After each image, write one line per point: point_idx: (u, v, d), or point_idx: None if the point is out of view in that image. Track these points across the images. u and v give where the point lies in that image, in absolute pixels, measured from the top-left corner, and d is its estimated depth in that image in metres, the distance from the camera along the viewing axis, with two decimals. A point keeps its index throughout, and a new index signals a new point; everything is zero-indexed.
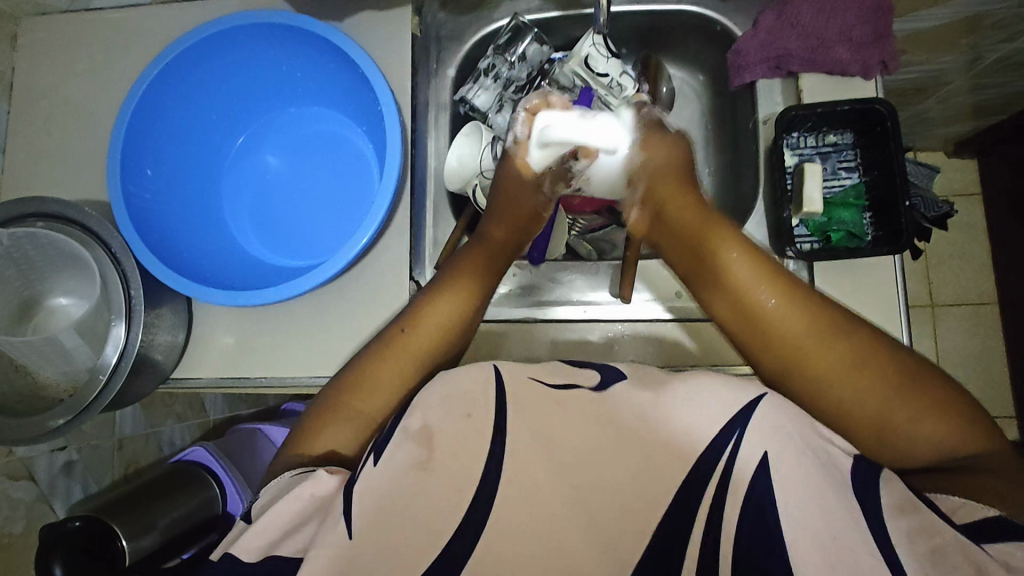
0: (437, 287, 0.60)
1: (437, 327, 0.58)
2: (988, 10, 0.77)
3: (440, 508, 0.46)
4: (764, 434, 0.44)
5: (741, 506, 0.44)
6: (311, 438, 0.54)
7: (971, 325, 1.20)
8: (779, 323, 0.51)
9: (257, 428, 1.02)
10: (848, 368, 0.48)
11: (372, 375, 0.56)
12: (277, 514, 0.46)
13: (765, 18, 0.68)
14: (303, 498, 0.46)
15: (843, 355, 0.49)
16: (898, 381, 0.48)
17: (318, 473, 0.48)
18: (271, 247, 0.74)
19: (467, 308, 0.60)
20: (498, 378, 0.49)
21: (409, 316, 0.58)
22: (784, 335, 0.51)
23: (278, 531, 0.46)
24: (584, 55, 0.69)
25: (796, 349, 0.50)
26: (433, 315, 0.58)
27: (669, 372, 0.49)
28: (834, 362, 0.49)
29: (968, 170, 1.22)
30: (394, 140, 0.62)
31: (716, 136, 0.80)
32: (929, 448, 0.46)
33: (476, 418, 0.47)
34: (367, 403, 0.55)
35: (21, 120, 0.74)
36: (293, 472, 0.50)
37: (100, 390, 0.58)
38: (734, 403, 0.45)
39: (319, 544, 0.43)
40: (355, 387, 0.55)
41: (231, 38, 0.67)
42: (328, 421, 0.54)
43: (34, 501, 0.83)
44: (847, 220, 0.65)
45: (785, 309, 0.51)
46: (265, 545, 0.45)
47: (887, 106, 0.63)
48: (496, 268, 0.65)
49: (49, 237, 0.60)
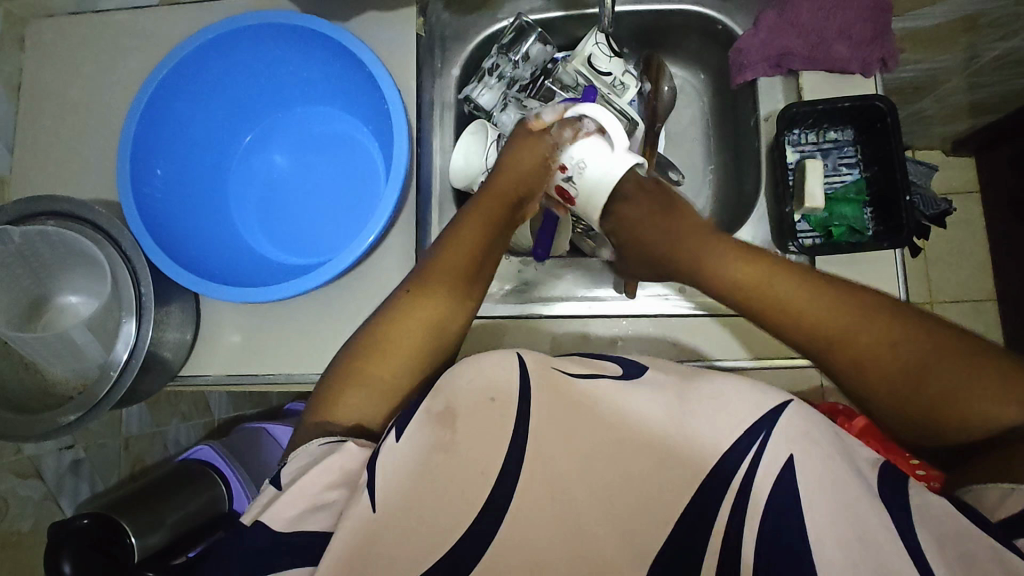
0: (419, 290, 0.58)
1: (427, 325, 0.57)
2: (985, 8, 0.79)
3: (452, 500, 0.46)
4: (789, 437, 0.45)
5: (748, 496, 0.44)
6: (330, 407, 0.54)
7: (970, 321, 1.21)
8: (814, 311, 0.50)
9: (262, 427, 1.03)
10: (894, 351, 0.48)
11: (384, 345, 0.56)
12: (307, 483, 0.47)
13: (765, 16, 0.69)
14: (332, 470, 0.48)
15: (888, 338, 0.48)
16: (952, 353, 0.47)
17: (348, 445, 0.49)
18: (278, 247, 0.75)
19: (452, 305, 0.58)
20: (520, 366, 0.48)
21: (400, 307, 0.57)
22: (822, 322, 0.50)
23: (306, 505, 0.47)
24: (587, 55, 0.71)
25: (842, 336, 0.49)
26: (423, 312, 0.57)
27: (690, 377, 0.50)
28: (879, 343, 0.49)
29: (966, 168, 1.23)
30: (401, 138, 0.63)
31: (718, 135, 0.81)
32: (990, 424, 0.45)
33: (500, 401, 0.48)
34: (385, 376, 0.55)
35: (29, 120, 0.75)
36: (321, 442, 0.51)
37: (110, 386, 0.58)
38: (757, 405, 0.46)
39: (347, 516, 0.45)
40: (367, 357, 0.55)
41: (241, 38, 0.67)
42: (344, 389, 0.55)
43: (42, 499, 0.84)
44: (847, 215, 0.67)
45: (816, 300, 0.51)
46: (296, 515, 0.46)
47: (886, 102, 0.64)
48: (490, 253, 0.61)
49: (60, 236, 0.61)
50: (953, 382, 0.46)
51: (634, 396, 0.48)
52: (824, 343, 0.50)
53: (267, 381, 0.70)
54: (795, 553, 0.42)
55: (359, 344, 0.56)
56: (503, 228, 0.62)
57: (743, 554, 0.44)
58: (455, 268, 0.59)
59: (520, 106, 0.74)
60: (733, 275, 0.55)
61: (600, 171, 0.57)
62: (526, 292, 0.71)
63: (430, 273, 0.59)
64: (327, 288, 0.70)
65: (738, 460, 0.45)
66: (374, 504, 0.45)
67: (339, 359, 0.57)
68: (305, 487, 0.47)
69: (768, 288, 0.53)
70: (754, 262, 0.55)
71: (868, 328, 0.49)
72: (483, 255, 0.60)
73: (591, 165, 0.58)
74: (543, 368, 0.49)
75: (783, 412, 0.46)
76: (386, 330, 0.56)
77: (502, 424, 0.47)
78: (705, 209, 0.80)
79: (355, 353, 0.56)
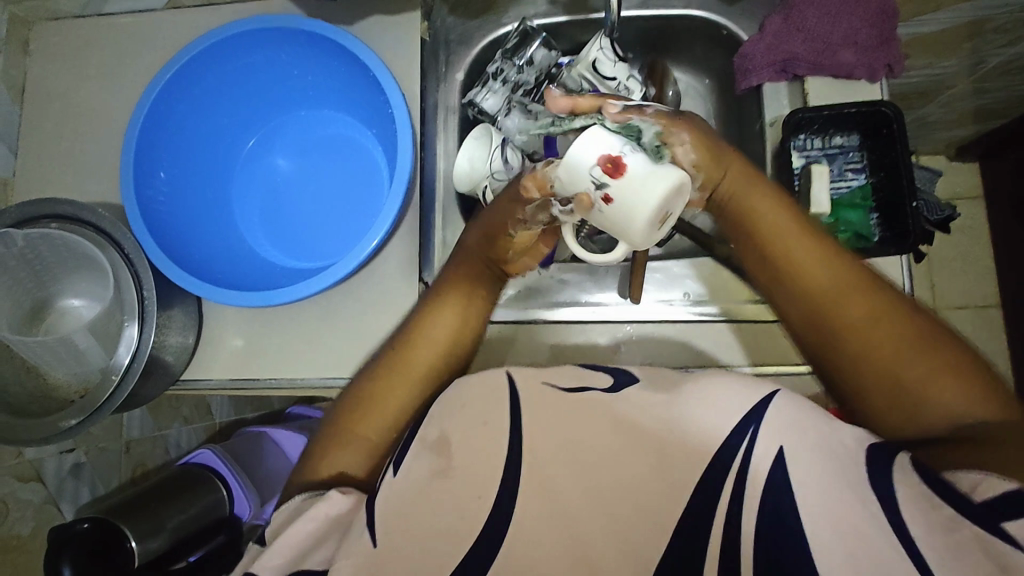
0: (406, 333, 0.58)
1: (438, 334, 0.58)
2: (991, 14, 0.78)
3: (455, 505, 0.46)
4: (780, 427, 0.45)
5: (753, 501, 0.44)
6: (320, 460, 0.54)
7: (974, 327, 1.21)
8: (807, 268, 0.52)
9: (263, 432, 1.03)
10: (880, 320, 0.49)
11: (366, 401, 0.55)
12: (294, 533, 0.47)
13: (771, 22, 0.69)
14: (317, 518, 0.48)
15: (867, 307, 0.50)
16: (927, 341, 0.48)
17: (331, 493, 0.49)
18: (281, 250, 0.75)
19: (451, 335, 0.58)
20: (509, 384, 0.50)
21: (381, 365, 0.57)
22: (812, 278, 0.52)
23: (294, 554, 0.47)
24: (591, 60, 0.70)
25: (826, 293, 0.51)
26: (435, 319, 0.58)
27: (685, 375, 0.50)
28: (862, 311, 0.50)
29: (970, 174, 1.23)
30: (405, 142, 0.62)
31: (722, 140, 0.81)
32: (942, 412, 0.47)
33: (494, 422, 0.49)
34: (370, 431, 0.54)
35: (32, 123, 0.75)
36: (305, 494, 0.51)
37: (112, 390, 0.58)
38: (749, 402, 0.46)
39: (344, 555, 0.45)
40: (356, 415, 0.55)
41: (246, 40, 0.67)
42: (332, 447, 0.54)
43: (42, 503, 0.83)
44: (853, 221, 0.66)
45: (812, 257, 0.53)
46: (284, 562, 0.46)
47: (893, 108, 0.64)
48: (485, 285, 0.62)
49: (63, 239, 0.61)
50: (910, 367, 0.48)
51: (629, 403, 0.48)
52: (807, 296, 0.52)
53: (267, 385, 0.69)
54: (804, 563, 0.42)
55: (347, 400, 0.56)
56: (492, 276, 0.62)
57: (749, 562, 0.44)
58: (453, 307, 0.59)
59: (523, 110, 0.73)
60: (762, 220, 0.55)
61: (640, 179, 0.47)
62: (529, 299, 0.70)
63: (441, 286, 0.61)
64: (329, 292, 0.69)
65: (737, 465, 0.45)
66: (376, 540, 0.45)
67: (329, 416, 0.57)
68: (297, 534, 0.47)
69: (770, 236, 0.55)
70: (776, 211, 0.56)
71: (851, 292, 0.50)
72: (479, 282, 0.61)
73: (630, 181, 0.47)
74: (530, 385, 0.50)
75: (769, 406, 0.46)
76: (395, 355, 0.57)
77: (501, 438, 0.48)
78: None
79: (343, 406, 0.56)
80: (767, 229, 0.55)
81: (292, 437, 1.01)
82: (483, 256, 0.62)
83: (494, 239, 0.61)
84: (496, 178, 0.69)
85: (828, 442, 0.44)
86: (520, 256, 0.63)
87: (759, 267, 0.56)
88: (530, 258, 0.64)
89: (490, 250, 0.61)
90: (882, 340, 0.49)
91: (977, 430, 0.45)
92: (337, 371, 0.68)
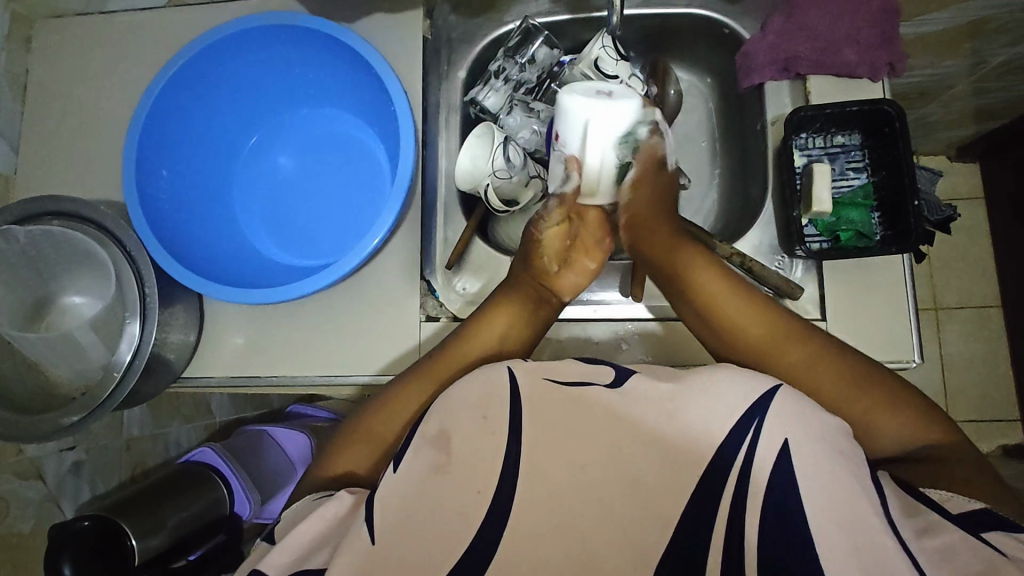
0: (463, 330, 0.60)
1: (491, 342, 0.59)
2: (992, 14, 0.78)
3: (456, 503, 0.46)
4: (782, 419, 0.45)
5: (754, 499, 0.45)
6: (331, 459, 0.55)
7: (974, 327, 1.21)
8: (741, 322, 0.55)
9: (264, 429, 1.04)
10: (810, 368, 0.52)
11: (394, 406, 0.56)
12: (301, 532, 0.47)
13: (773, 21, 0.69)
14: (326, 517, 0.48)
15: (802, 354, 0.53)
16: (860, 374, 0.52)
17: (341, 494, 0.49)
18: (283, 249, 0.75)
19: (505, 335, 0.60)
20: (510, 380, 0.49)
21: (424, 365, 0.58)
22: (747, 332, 0.55)
23: (301, 552, 0.46)
24: (593, 57, 0.69)
25: (766, 341, 0.54)
26: (487, 329, 0.60)
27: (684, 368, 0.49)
28: (797, 359, 0.53)
29: (971, 174, 1.23)
30: (407, 139, 0.62)
31: (723, 139, 0.81)
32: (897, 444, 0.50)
33: (493, 419, 0.48)
34: (385, 428, 0.55)
35: (34, 120, 0.75)
36: (316, 494, 0.52)
37: (114, 387, 0.58)
38: (750, 395, 0.46)
39: (342, 552, 0.44)
40: (378, 413, 0.56)
41: (249, 38, 0.67)
42: (347, 445, 0.55)
43: (43, 501, 0.83)
44: (856, 219, 0.66)
45: (743, 309, 0.56)
46: (292, 561, 0.46)
47: (895, 107, 0.64)
48: (541, 294, 0.63)
49: (65, 236, 0.61)
50: (853, 407, 0.51)
51: (630, 398, 0.48)
52: (747, 347, 0.55)
53: (270, 382, 0.70)
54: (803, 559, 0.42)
55: (379, 399, 0.57)
56: (545, 293, 0.63)
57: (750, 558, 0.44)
58: (508, 310, 0.61)
59: (526, 108, 0.74)
60: (699, 280, 0.58)
61: (609, 129, 0.57)
62: None
63: (496, 295, 0.63)
64: (330, 290, 0.70)
65: (738, 461, 0.45)
66: (373, 537, 0.45)
67: (352, 417, 0.58)
68: (304, 533, 0.47)
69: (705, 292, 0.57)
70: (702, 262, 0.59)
71: (783, 343, 0.54)
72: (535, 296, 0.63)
73: (592, 129, 0.57)
74: (533, 381, 0.49)
75: (770, 401, 0.45)
76: (446, 352, 0.58)
77: (502, 435, 0.48)
78: (711, 212, 0.80)
79: (368, 409, 0.57)
80: (700, 280, 0.58)
81: (291, 434, 1.03)
82: (543, 271, 0.63)
83: (532, 253, 0.64)
84: (499, 177, 0.68)
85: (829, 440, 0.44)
86: (565, 269, 0.64)
87: (697, 327, 0.58)
88: (579, 275, 0.64)
89: (551, 266, 0.63)
90: (822, 383, 0.52)
91: (928, 454, 0.49)
92: (338, 369, 0.69)
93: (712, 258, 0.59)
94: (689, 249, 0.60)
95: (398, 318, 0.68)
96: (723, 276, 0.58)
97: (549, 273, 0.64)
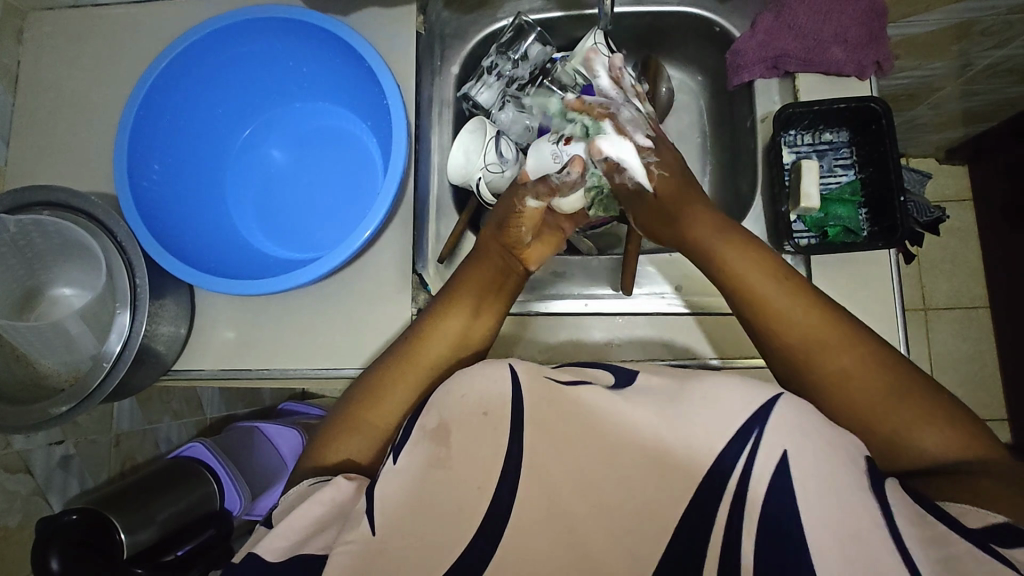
0: (423, 327, 0.59)
1: (451, 339, 0.58)
2: (979, 17, 0.79)
3: (445, 496, 0.47)
4: (782, 428, 0.45)
5: (737, 491, 0.46)
6: (321, 450, 0.55)
7: (962, 327, 1.22)
8: (785, 312, 0.54)
9: (256, 426, 1.05)
10: (857, 367, 0.51)
11: (377, 394, 0.56)
12: (299, 517, 0.47)
13: (763, 18, 0.70)
14: (323, 503, 0.47)
15: (849, 352, 0.52)
16: (901, 385, 0.50)
17: (337, 479, 0.49)
18: (274, 241, 0.75)
19: (468, 328, 0.59)
20: (513, 379, 0.48)
21: (385, 367, 0.57)
22: (792, 322, 0.54)
23: (298, 537, 0.47)
24: (585, 54, 0.70)
25: (801, 341, 0.53)
26: (446, 326, 0.59)
27: (685, 374, 0.50)
28: (842, 356, 0.52)
29: (958, 176, 1.25)
30: (400, 130, 0.62)
31: (715, 138, 0.81)
32: (924, 455, 0.49)
33: (491, 416, 0.48)
34: (378, 421, 0.55)
35: (25, 112, 0.75)
36: (310, 480, 0.51)
37: (103, 377, 0.57)
38: (748, 405, 0.46)
39: (343, 541, 0.45)
40: (366, 404, 0.56)
41: (243, 30, 0.67)
42: (337, 437, 0.55)
43: (30, 494, 0.82)
44: (843, 216, 0.67)
45: (789, 298, 0.54)
46: (289, 546, 0.46)
47: (882, 105, 0.65)
48: (499, 279, 0.62)
49: (55, 225, 0.60)
50: (890, 410, 0.50)
51: (624, 407, 0.48)
52: (794, 337, 0.54)
53: (261, 375, 0.70)
54: (792, 551, 0.43)
55: (351, 397, 0.57)
56: (508, 272, 0.63)
57: (723, 545, 0.46)
58: (464, 304, 0.60)
59: (518, 104, 0.74)
60: (739, 271, 0.57)
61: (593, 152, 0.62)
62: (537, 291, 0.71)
63: (451, 290, 0.61)
64: (325, 283, 0.70)
65: (737, 461, 0.46)
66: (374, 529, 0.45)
67: (338, 408, 0.58)
68: (299, 519, 0.47)
69: (757, 286, 0.56)
70: (759, 260, 0.57)
71: (831, 341, 0.52)
72: (498, 285, 0.62)
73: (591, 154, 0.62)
74: (534, 379, 0.49)
75: (762, 406, 0.46)
76: (405, 355, 0.57)
77: (492, 432, 0.48)
78: None
79: (352, 401, 0.57)
80: (747, 279, 0.56)
81: (289, 433, 1.03)
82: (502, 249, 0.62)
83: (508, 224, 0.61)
84: (490, 170, 0.68)
85: (813, 436, 0.44)
86: (536, 241, 0.63)
87: (740, 313, 0.57)
88: (546, 245, 0.64)
89: (504, 239, 0.62)
90: (865, 383, 0.51)
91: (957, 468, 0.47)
92: (328, 363, 0.69)
93: (759, 248, 0.58)
94: (729, 238, 0.59)
95: (389, 313, 0.69)
96: (775, 270, 0.56)
97: (522, 244, 0.62)
